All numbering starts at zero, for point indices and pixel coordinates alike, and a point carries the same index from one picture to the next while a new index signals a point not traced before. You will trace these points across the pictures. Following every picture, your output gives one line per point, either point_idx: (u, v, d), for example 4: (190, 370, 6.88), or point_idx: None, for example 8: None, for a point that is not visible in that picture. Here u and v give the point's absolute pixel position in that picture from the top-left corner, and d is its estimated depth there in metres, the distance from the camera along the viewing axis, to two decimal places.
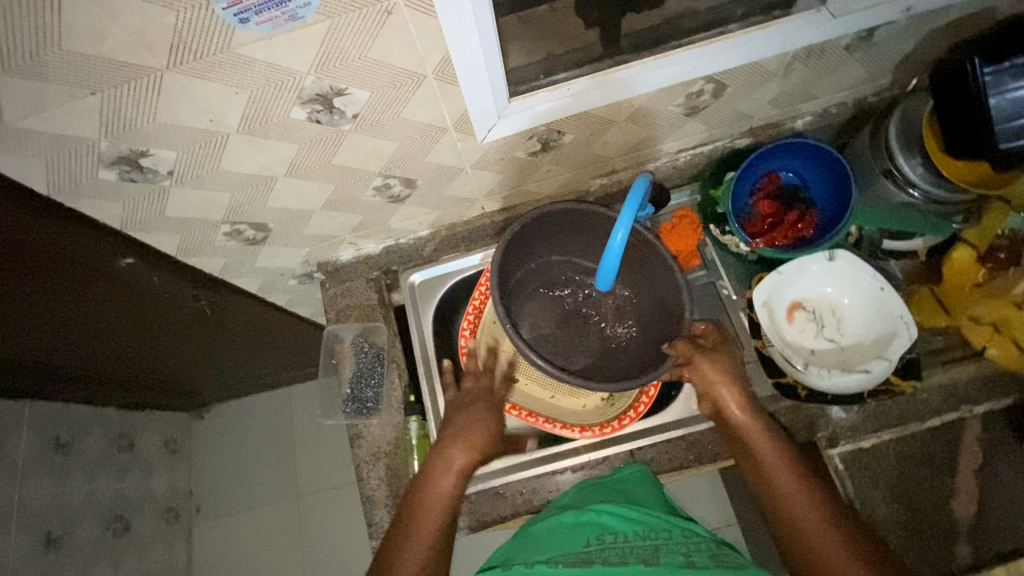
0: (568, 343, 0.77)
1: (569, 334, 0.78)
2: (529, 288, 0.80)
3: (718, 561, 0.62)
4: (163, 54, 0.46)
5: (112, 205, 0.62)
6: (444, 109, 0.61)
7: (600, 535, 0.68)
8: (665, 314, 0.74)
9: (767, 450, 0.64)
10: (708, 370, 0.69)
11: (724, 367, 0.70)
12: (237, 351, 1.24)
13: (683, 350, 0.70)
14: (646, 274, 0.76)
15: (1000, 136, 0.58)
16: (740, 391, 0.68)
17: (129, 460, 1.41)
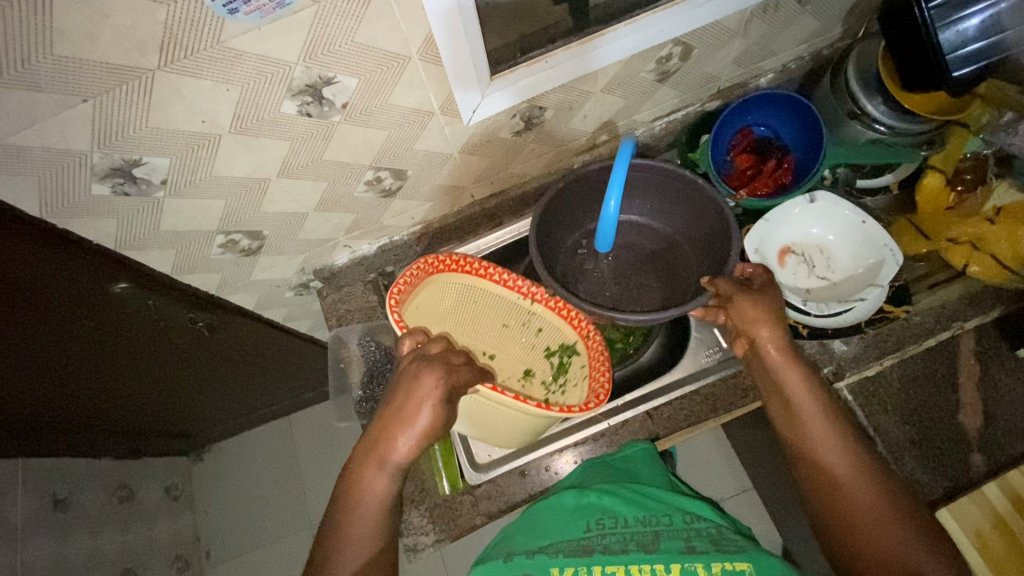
0: (625, 293, 0.82)
1: (626, 284, 0.82)
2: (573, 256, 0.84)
3: (719, 545, 0.60)
4: (155, 54, 0.46)
5: (107, 223, 0.62)
6: (430, 92, 0.62)
7: (600, 519, 0.66)
8: (712, 233, 0.78)
9: (801, 391, 0.63)
10: (749, 309, 0.67)
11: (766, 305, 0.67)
12: (235, 381, 1.22)
13: (723, 288, 0.69)
14: (691, 214, 0.80)
15: (953, 66, 0.62)
16: (779, 330, 0.66)
17: (132, 511, 1.35)
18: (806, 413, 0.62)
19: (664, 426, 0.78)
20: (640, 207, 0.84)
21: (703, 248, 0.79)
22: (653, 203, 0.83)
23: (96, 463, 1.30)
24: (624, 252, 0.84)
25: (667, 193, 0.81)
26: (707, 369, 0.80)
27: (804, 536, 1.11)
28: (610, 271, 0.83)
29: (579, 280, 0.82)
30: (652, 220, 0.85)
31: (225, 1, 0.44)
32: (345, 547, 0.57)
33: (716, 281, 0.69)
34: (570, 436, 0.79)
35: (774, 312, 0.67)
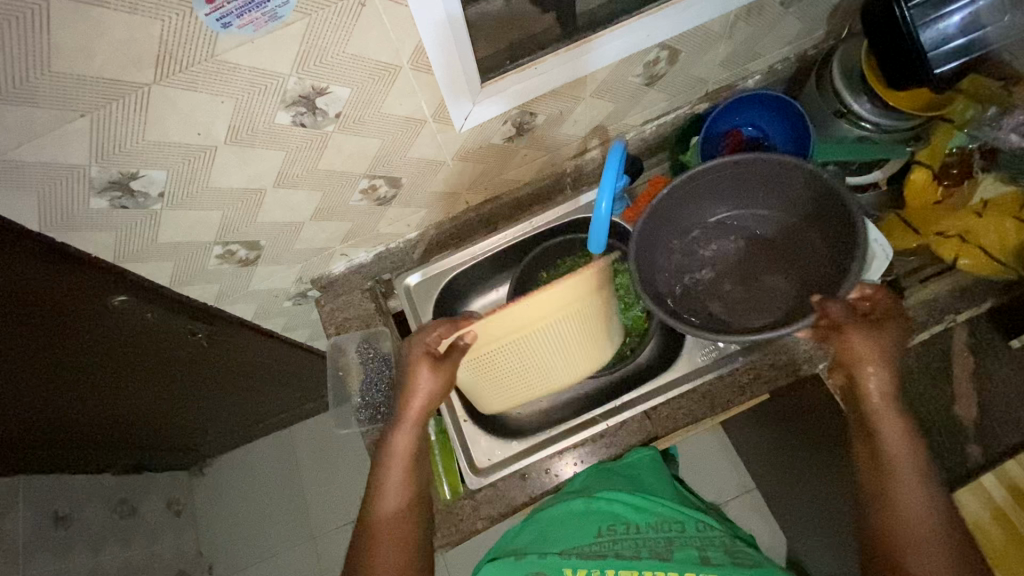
0: (740, 312, 0.76)
1: (741, 293, 0.77)
2: (673, 279, 0.79)
3: (735, 558, 0.65)
4: (150, 68, 0.47)
5: (105, 236, 0.62)
6: (422, 100, 0.64)
7: (612, 524, 0.70)
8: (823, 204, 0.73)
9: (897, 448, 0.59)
10: (857, 344, 0.61)
11: (884, 339, 0.62)
12: (236, 393, 1.22)
13: (835, 313, 0.62)
14: (801, 197, 0.75)
15: (934, 63, 0.64)
16: (889, 369, 0.61)
17: (134, 527, 1.35)
18: (892, 446, 0.60)
19: (663, 426, 0.78)
20: (742, 202, 0.79)
21: (822, 229, 0.74)
22: (762, 195, 0.78)
23: (97, 479, 1.30)
24: (732, 253, 0.80)
25: (762, 182, 0.76)
26: (704, 367, 0.80)
27: (810, 534, 1.10)
28: (718, 286, 0.78)
29: (700, 309, 0.77)
30: (760, 210, 0.79)
31: (218, 15, 0.45)
32: (377, 501, 0.66)
33: (826, 304, 0.63)
34: (567, 439, 0.79)
35: (889, 349, 0.61)
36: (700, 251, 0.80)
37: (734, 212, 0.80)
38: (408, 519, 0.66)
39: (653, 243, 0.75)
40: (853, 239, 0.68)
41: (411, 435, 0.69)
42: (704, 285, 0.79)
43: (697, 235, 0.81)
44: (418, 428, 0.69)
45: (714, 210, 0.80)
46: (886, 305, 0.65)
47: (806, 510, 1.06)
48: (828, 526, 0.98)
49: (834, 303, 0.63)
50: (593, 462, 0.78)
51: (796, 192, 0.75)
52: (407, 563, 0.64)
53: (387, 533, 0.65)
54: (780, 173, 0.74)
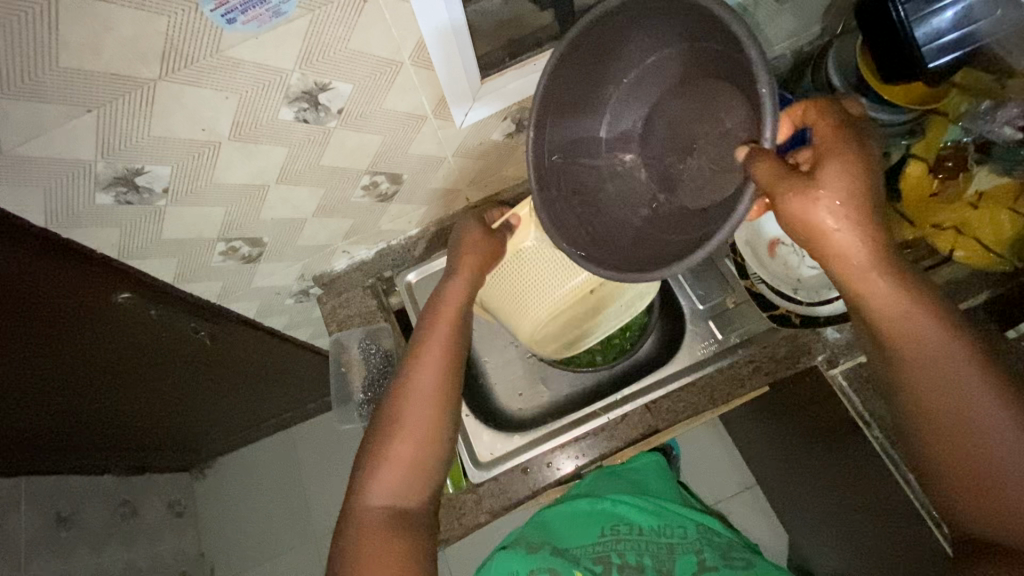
0: (664, 238, 0.57)
1: (669, 215, 0.59)
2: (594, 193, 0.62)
3: (728, 559, 0.72)
4: (156, 63, 0.48)
5: (110, 232, 0.63)
6: (423, 96, 0.64)
7: (615, 525, 0.76)
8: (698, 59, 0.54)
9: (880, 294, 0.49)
10: (838, 184, 0.47)
11: (828, 187, 0.47)
12: (238, 392, 1.22)
13: (763, 178, 0.47)
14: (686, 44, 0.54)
15: (928, 57, 0.65)
16: (862, 212, 0.47)
17: (135, 528, 1.35)
18: (878, 298, 0.49)
19: (663, 419, 0.79)
20: (623, 110, 0.61)
21: (725, 56, 0.51)
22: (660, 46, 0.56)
23: (97, 480, 1.30)
24: (664, 136, 0.60)
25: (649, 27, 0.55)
26: (704, 360, 0.81)
27: (812, 530, 1.10)
28: (641, 218, 0.61)
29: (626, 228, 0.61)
30: (669, 68, 0.57)
31: (223, 11, 0.46)
32: (412, 375, 0.67)
33: (756, 158, 0.47)
34: (568, 432, 0.79)
35: (844, 191, 0.47)
36: (628, 186, 0.63)
37: (658, 87, 0.59)
38: (433, 408, 0.65)
39: (593, 206, 0.62)
40: (740, 62, 0.49)
41: (460, 291, 0.71)
42: (611, 226, 0.62)
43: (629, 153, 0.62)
44: (468, 287, 0.71)
45: (632, 81, 0.60)
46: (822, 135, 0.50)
47: (808, 505, 1.06)
48: (830, 521, 0.99)
49: (762, 161, 0.47)
50: (593, 455, 0.79)
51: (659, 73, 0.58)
52: (418, 454, 0.65)
53: (413, 407, 0.65)
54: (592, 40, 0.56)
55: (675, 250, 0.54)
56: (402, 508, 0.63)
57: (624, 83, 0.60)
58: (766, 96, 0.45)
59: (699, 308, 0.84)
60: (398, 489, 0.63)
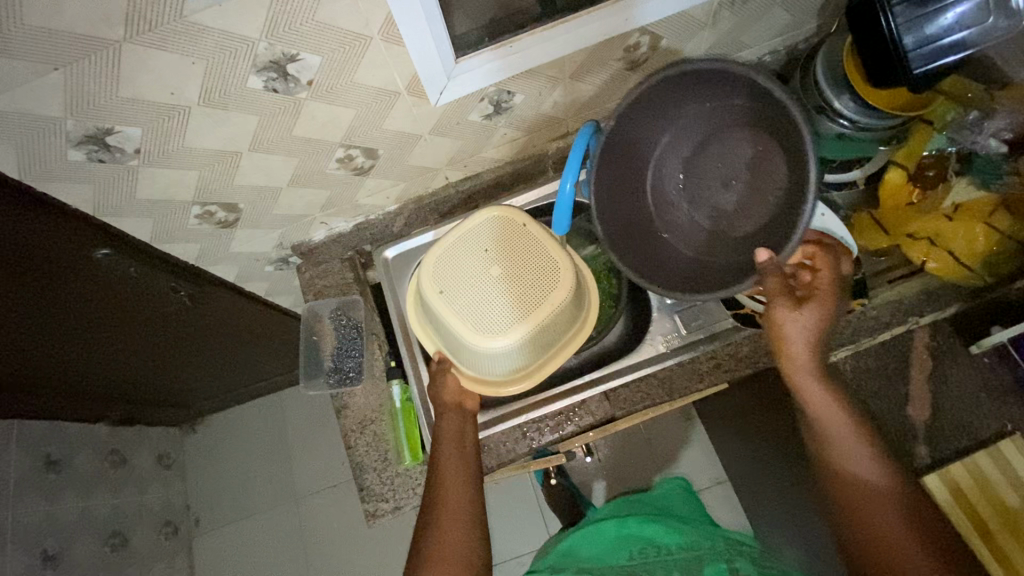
0: (718, 267, 0.68)
1: (728, 224, 0.68)
2: (648, 238, 0.72)
3: (760, 566, 0.74)
4: (120, 26, 0.49)
5: (84, 189, 0.65)
6: (394, 72, 0.64)
7: (643, 548, 0.81)
8: (721, 132, 0.66)
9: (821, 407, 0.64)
10: (817, 318, 0.64)
11: (811, 315, 0.63)
12: (222, 353, 1.25)
13: (772, 289, 0.61)
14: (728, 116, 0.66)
15: (915, 63, 0.66)
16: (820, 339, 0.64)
17: (123, 476, 1.41)
18: (808, 391, 0.64)
19: (620, 408, 0.80)
20: (673, 164, 0.71)
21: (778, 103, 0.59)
22: (731, 96, 0.64)
23: (88, 428, 1.35)
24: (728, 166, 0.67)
25: (680, 86, 0.65)
26: (664, 354, 0.81)
27: (773, 526, 1.12)
28: (697, 249, 0.70)
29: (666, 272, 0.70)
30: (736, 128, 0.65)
31: None
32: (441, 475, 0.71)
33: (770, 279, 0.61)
34: (531, 413, 0.80)
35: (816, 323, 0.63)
36: (690, 214, 0.71)
37: (694, 133, 0.69)
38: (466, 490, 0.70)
39: (648, 233, 0.72)
40: (786, 130, 0.59)
41: (455, 419, 0.76)
42: (669, 249, 0.71)
43: (668, 205, 0.72)
44: (460, 417, 0.76)
45: (676, 126, 0.69)
46: (826, 280, 0.65)
47: (772, 503, 1.08)
48: (791, 522, 1.00)
49: (773, 280, 0.60)
50: (549, 438, 0.80)
51: (710, 134, 0.68)
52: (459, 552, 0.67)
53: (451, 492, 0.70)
54: (664, 82, 0.64)
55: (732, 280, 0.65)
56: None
57: (672, 131, 0.69)
58: (804, 133, 0.55)
59: (666, 302, 0.84)
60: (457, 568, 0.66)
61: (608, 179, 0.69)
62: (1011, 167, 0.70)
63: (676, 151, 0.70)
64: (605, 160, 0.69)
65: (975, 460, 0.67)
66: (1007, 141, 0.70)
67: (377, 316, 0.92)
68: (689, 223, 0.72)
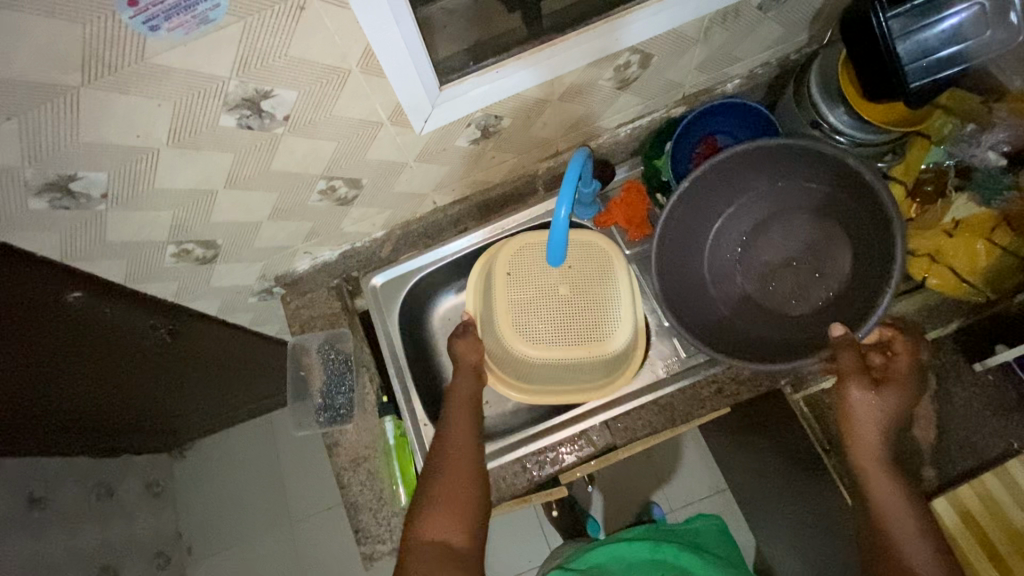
0: (763, 329, 0.73)
1: (774, 294, 0.75)
2: (698, 295, 0.75)
3: None
4: (77, 71, 0.45)
5: (49, 237, 0.61)
6: (376, 103, 0.61)
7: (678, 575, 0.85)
8: (767, 223, 0.76)
9: (882, 488, 0.59)
10: (896, 403, 0.61)
11: (886, 400, 0.60)
12: (208, 382, 1.21)
13: (844, 365, 0.61)
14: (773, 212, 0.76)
15: (911, 76, 0.64)
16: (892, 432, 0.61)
17: (111, 508, 1.37)
18: (875, 484, 0.59)
19: (621, 437, 0.77)
20: (730, 233, 0.77)
21: (833, 216, 0.73)
22: (810, 180, 0.72)
23: (72, 462, 1.31)
24: (769, 253, 0.76)
25: (781, 162, 0.71)
26: (664, 382, 0.79)
27: (775, 538, 1.11)
28: (734, 311, 0.75)
29: (710, 329, 0.73)
30: (773, 225, 0.76)
31: (144, 18, 0.43)
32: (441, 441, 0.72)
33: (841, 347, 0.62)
34: (531, 445, 0.78)
35: (892, 408, 0.60)
36: (734, 282, 0.76)
37: (755, 212, 0.76)
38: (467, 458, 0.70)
39: (699, 292, 0.75)
40: (880, 224, 0.67)
41: (470, 383, 0.78)
42: (715, 310, 0.75)
43: (718, 270, 0.77)
44: (476, 381, 0.79)
45: (740, 204, 0.76)
46: (905, 365, 0.63)
47: (775, 517, 1.06)
48: (795, 537, 0.99)
49: (846, 354, 0.61)
50: (549, 470, 0.78)
51: (753, 218, 0.76)
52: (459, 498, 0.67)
53: (448, 462, 0.70)
54: (764, 151, 0.69)
55: (774, 349, 0.71)
56: (452, 544, 0.64)
57: (738, 207, 0.76)
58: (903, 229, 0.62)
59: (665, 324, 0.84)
60: (449, 526, 0.65)
61: (675, 241, 0.73)
62: (1010, 181, 0.70)
63: (737, 226, 0.77)
64: (682, 215, 0.73)
65: (984, 483, 0.65)
66: (1005, 154, 0.70)
67: (367, 347, 0.89)
68: (735, 291, 0.76)
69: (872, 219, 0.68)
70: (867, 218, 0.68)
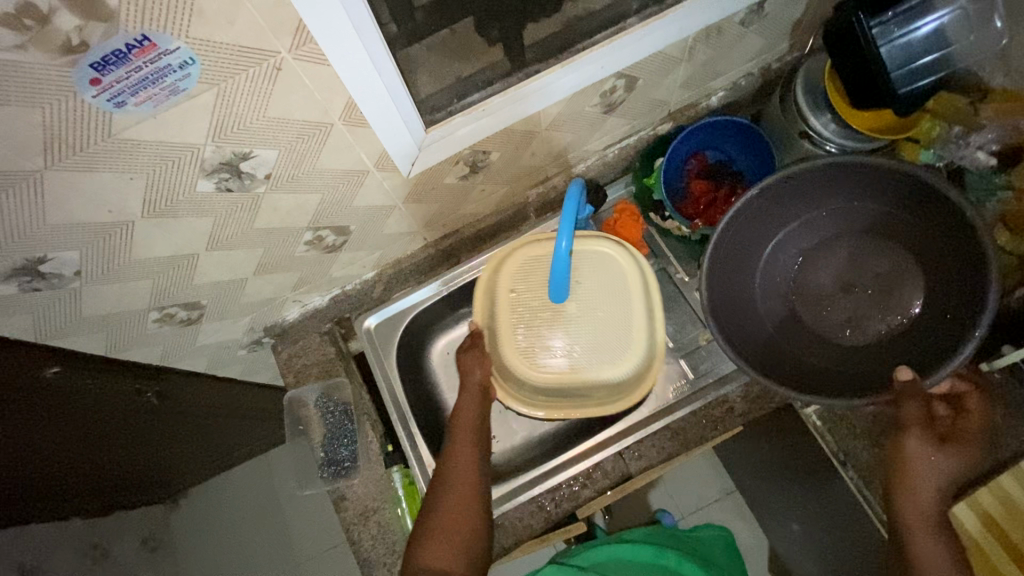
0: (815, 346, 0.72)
1: (833, 315, 0.74)
2: (748, 311, 0.74)
3: None
4: (39, 155, 0.42)
5: (20, 320, 0.57)
6: (360, 152, 0.59)
7: None
8: (825, 243, 0.75)
9: (921, 532, 0.60)
10: (948, 460, 0.63)
11: (945, 460, 0.62)
12: (200, 433, 1.17)
13: (908, 415, 0.62)
14: (838, 233, 0.74)
15: (899, 82, 0.63)
16: (943, 485, 0.62)
17: (106, 570, 1.31)
18: (915, 529, 0.60)
19: (636, 465, 0.76)
20: (789, 247, 0.76)
21: (905, 248, 0.70)
22: (881, 204, 0.70)
23: (60, 527, 1.25)
24: (829, 275, 0.75)
25: (849, 185, 0.70)
26: (674, 406, 0.77)
27: (791, 541, 1.11)
28: (786, 329, 0.74)
29: (757, 345, 0.72)
30: (832, 249, 0.75)
31: (109, 95, 0.40)
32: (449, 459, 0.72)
33: (905, 391, 0.61)
34: (545, 481, 0.76)
35: (948, 466, 0.62)
36: (787, 302, 0.75)
37: (818, 231, 0.75)
38: (472, 489, 0.69)
39: (747, 311, 0.74)
40: (959, 268, 0.64)
41: (474, 405, 0.77)
42: (765, 329, 0.74)
43: (771, 285, 0.76)
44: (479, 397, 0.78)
45: (803, 221, 0.74)
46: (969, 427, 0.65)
47: (790, 522, 1.05)
48: (812, 542, 0.98)
49: (910, 404, 0.61)
50: (566, 506, 0.76)
51: (811, 236, 0.75)
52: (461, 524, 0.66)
53: (454, 491, 0.69)
54: (840, 169, 0.68)
55: (837, 372, 0.70)
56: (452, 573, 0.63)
57: (799, 225, 0.75)
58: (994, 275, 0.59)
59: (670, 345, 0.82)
60: (449, 556, 0.63)
61: (724, 263, 0.72)
62: (1003, 181, 0.69)
63: (798, 241, 0.76)
64: (739, 229, 0.71)
65: (1002, 486, 0.64)
66: (995, 153, 0.70)
67: (367, 392, 0.86)
68: (790, 315, 0.75)
69: (951, 262, 0.65)
70: (944, 253, 0.65)
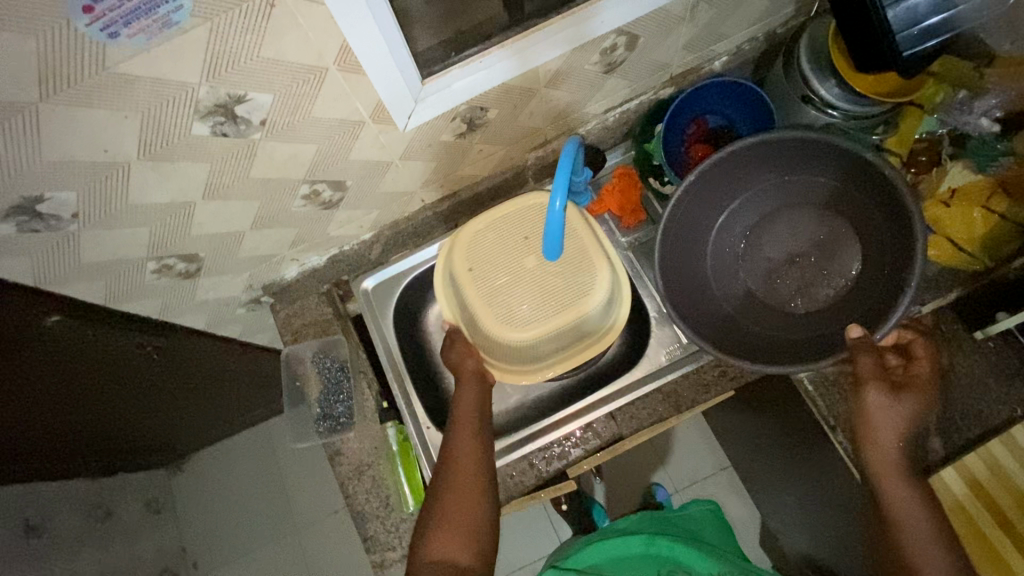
0: (764, 322, 0.72)
1: (779, 287, 0.74)
2: (699, 288, 0.73)
3: None
4: (34, 86, 0.42)
5: (20, 262, 0.58)
6: (356, 102, 0.59)
7: (672, 568, 0.81)
8: (773, 216, 0.75)
9: (894, 485, 0.61)
10: (916, 405, 0.62)
11: (904, 406, 0.61)
12: (201, 395, 1.18)
13: (863, 370, 0.61)
14: (783, 206, 0.74)
15: (903, 46, 0.61)
16: (908, 432, 0.62)
17: (110, 529, 1.34)
18: (889, 485, 0.61)
19: (627, 426, 0.77)
20: (734, 224, 0.75)
21: (843, 213, 0.71)
22: (820, 174, 0.71)
23: (64, 485, 1.27)
24: (774, 248, 0.75)
25: (793, 156, 0.70)
26: (665, 368, 0.78)
27: (783, 514, 1.11)
28: (737, 306, 0.74)
29: (709, 323, 0.72)
30: (777, 222, 0.75)
31: (101, 25, 0.40)
32: (450, 445, 0.70)
33: (858, 345, 0.62)
34: (541, 439, 0.77)
35: (911, 413, 0.61)
36: (739, 276, 0.75)
37: (762, 205, 0.75)
38: (477, 482, 0.66)
39: (700, 283, 0.74)
40: (892, 225, 0.66)
41: (475, 397, 0.74)
42: (717, 304, 0.74)
43: (721, 262, 0.75)
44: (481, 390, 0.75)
45: (747, 196, 0.74)
46: (925, 368, 0.64)
47: (781, 494, 1.06)
48: (803, 512, 0.99)
49: (865, 359, 0.61)
50: (557, 465, 0.77)
51: (761, 210, 0.75)
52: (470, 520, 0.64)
53: (455, 486, 0.66)
54: (776, 142, 0.68)
55: (785, 347, 0.69)
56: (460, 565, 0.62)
57: (742, 201, 0.75)
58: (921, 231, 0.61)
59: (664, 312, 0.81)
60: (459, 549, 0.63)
61: (679, 235, 0.72)
62: (1004, 146, 0.70)
63: (742, 218, 0.75)
64: (687, 206, 0.72)
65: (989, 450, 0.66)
66: (997, 120, 0.71)
67: (363, 352, 0.87)
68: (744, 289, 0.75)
69: (885, 224, 0.67)
70: (878, 214, 0.67)
